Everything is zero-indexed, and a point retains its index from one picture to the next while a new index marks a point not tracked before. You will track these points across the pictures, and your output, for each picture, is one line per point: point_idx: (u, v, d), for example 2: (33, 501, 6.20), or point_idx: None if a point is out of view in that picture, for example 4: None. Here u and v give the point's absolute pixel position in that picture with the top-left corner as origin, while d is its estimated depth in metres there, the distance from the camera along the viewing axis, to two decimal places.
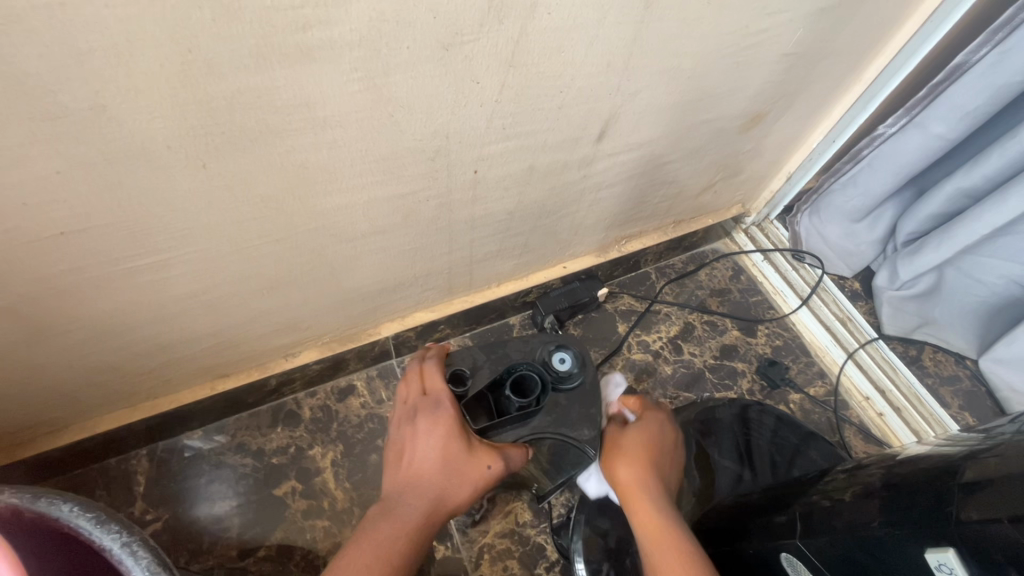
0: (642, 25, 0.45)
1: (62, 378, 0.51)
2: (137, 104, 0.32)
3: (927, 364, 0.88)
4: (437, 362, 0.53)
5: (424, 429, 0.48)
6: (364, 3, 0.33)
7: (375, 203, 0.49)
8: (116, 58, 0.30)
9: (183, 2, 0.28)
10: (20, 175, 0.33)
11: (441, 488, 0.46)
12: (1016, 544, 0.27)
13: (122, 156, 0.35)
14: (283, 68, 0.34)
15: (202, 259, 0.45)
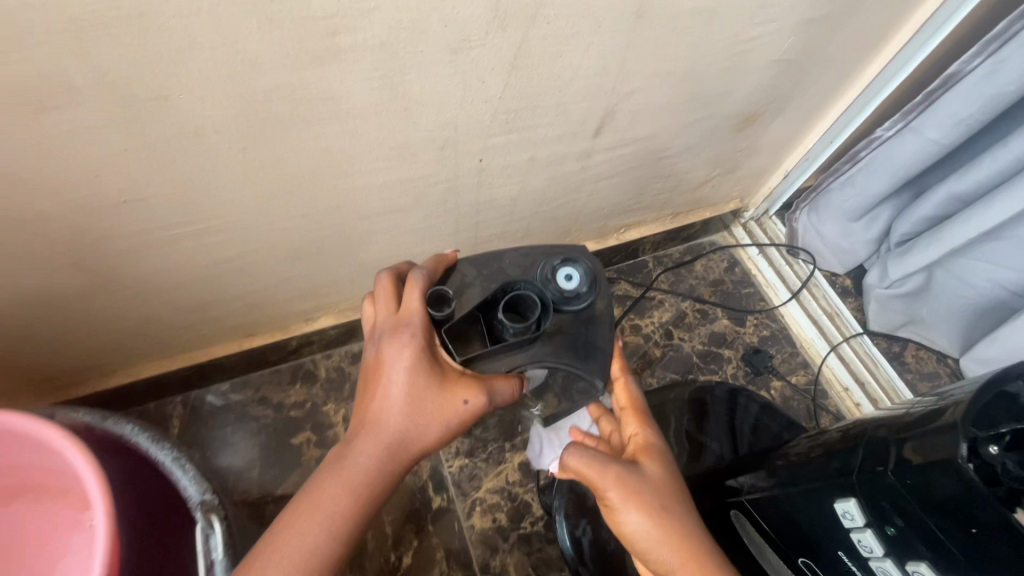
0: (636, 34, 0.50)
1: (115, 327, 0.59)
2: (193, 95, 0.38)
3: (909, 360, 0.92)
4: (419, 280, 0.45)
5: (392, 359, 0.43)
6: (385, 14, 0.38)
7: (389, 185, 0.55)
8: (179, 58, 0.36)
9: (236, 13, 0.34)
10: (96, 152, 0.40)
11: (406, 427, 0.42)
12: (895, 492, 0.33)
13: (178, 139, 0.41)
14: (314, 67, 0.40)
15: (239, 229, 0.52)
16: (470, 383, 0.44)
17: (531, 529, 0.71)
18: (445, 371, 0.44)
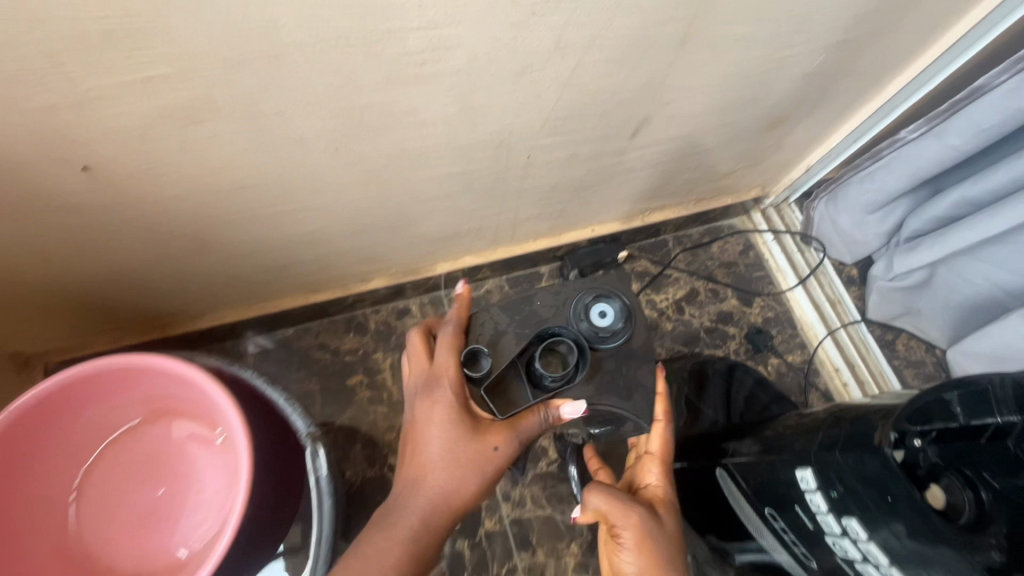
0: (679, 57, 0.56)
1: (211, 282, 0.70)
2: (304, 112, 0.46)
3: (899, 347, 1.00)
4: (449, 347, 0.55)
5: (429, 420, 0.53)
6: (466, 49, 0.45)
7: (449, 176, 0.63)
8: (300, 86, 0.43)
9: (348, 52, 0.42)
10: (225, 154, 0.48)
11: (446, 477, 0.52)
12: (838, 468, 0.45)
13: (288, 144, 0.49)
14: (403, 89, 0.47)
15: (321, 210, 0.61)
16: (497, 431, 0.53)
17: (546, 469, 0.84)
18: (474, 423, 0.53)
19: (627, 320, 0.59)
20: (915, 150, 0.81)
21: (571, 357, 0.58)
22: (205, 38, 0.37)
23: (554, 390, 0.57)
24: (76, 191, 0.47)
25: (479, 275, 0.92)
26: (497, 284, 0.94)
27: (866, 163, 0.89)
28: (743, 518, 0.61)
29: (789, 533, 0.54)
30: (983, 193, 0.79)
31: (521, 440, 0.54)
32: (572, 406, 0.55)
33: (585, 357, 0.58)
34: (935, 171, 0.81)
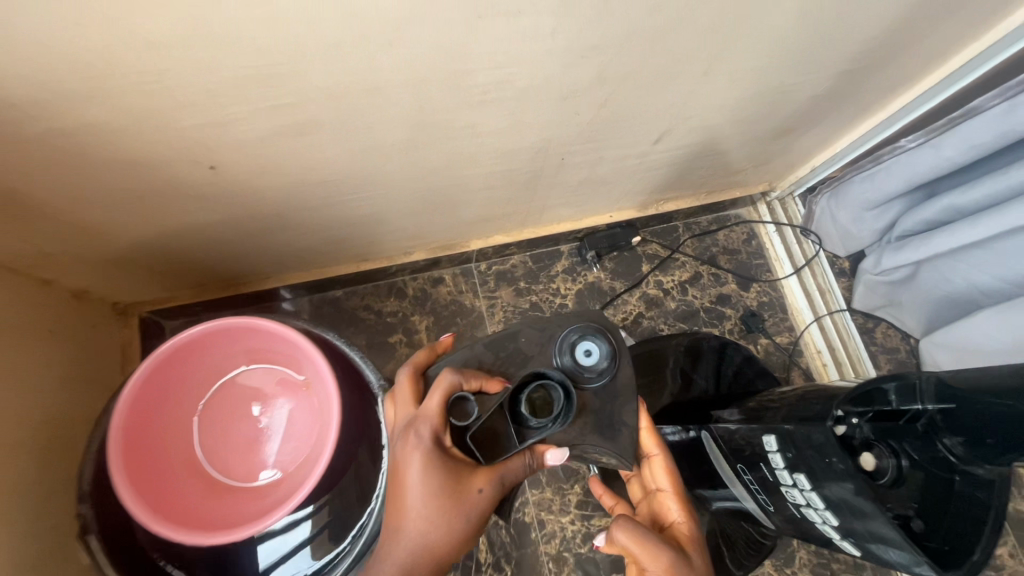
0: (699, 85, 0.65)
1: (284, 252, 0.81)
2: (388, 131, 0.57)
3: (878, 335, 1.11)
4: (435, 394, 0.54)
5: (409, 469, 0.52)
6: (523, 85, 0.55)
7: (493, 175, 0.74)
8: (388, 112, 0.53)
9: (432, 89, 0.52)
10: (320, 161, 0.59)
11: (427, 527, 0.51)
12: (795, 436, 0.57)
13: (369, 152, 0.60)
14: (468, 113, 0.57)
15: (385, 200, 0.72)
16: (481, 477, 0.53)
17: None
18: (458, 471, 0.52)
19: (613, 360, 0.60)
20: (912, 157, 0.88)
21: (558, 400, 0.57)
22: (327, 81, 0.47)
23: (540, 436, 0.56)
24: (200, 182, 0.57)
25: (507, 252, 1.04)
26: (521, 260, 1.06)
27: (868, 164, 0.97)
28: (719, 471, 0.75)
29: (754, 483, 0.68)
30: (966, 205, 0.86)
31: (503, 484, 0.55)
32: (556, 451, 0.57)
33: (570, 401, 0.57)
34: (928, 179, 0.89)
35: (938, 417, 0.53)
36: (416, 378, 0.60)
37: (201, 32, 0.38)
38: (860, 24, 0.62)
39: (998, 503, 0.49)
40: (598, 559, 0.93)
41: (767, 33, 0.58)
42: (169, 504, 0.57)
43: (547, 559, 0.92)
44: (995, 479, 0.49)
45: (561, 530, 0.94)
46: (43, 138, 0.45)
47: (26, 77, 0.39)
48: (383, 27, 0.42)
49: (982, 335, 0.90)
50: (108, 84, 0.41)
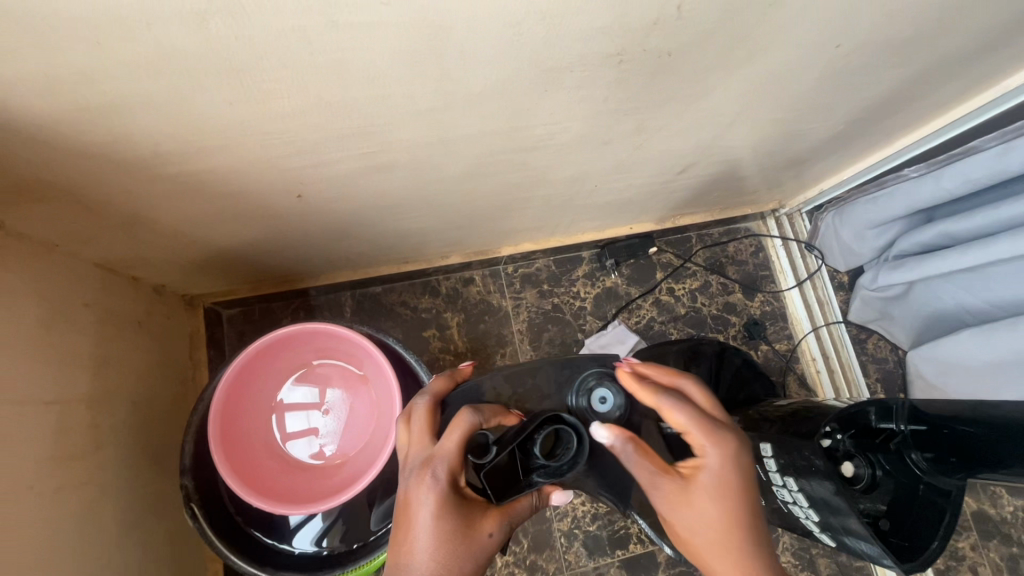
0: (724, 130, 0.73)
1: (340, 256, 0.90)
2: (452, 167, 0.65)
3: (869, 346, 1.21)
4: (457, 433, 0.55)
5: (422, 506, 0.52)
6: (572, 134, 0.63)
7: (533, 197, 0.82)
8: (456, 155, 0.62)
9: (496, 138, 0.60)
10: (390, 189, 0.68)
11: (435, 572, 0.50)
12: (788, 446, 0.68)
13: (432, 183, 0.68)
14: (522, 154, 0.66)
15: (436, 216, 0.81)
16: (492, 520, 0.54)
17: None
18: (470, 513, 0.53)
19: (626, 410, 0.64)
20: (913, 186, 0.94)
21: (570, 445, 0.56)
22: (412, 135, 0.55)
23: (545, 479, 0.56)
24: (287, 206, 0.66)
25: (533, 257, 1.13)
26: (545, 264, 1.15)
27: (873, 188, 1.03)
28: None
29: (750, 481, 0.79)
30: (957, 235, 0.92)
31: (508, 526, 0.56)
32: (559, 495, 0.63)
33: (583, 448, 0.56)
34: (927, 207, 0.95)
35: (909, 436, 0.63)
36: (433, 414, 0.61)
37: (327, 109, 0.47)
38: (871, 86, 0.70)
39: (953, 511, 0.58)
40: (604, 536, 1.05)
41: (788, 94, 0.66)
42: (263, 484, 0.67)
43: (559, 535, 1.03)
44: (953, 490, 0.59)
45: (573, 510, 1.05)
46: (175, 179, 0.54)
47: (181, 141, 0.48)
48: (469, 100, 0.51)
49: (966, 351, 0.96)
50: (242, 141, 0.50)
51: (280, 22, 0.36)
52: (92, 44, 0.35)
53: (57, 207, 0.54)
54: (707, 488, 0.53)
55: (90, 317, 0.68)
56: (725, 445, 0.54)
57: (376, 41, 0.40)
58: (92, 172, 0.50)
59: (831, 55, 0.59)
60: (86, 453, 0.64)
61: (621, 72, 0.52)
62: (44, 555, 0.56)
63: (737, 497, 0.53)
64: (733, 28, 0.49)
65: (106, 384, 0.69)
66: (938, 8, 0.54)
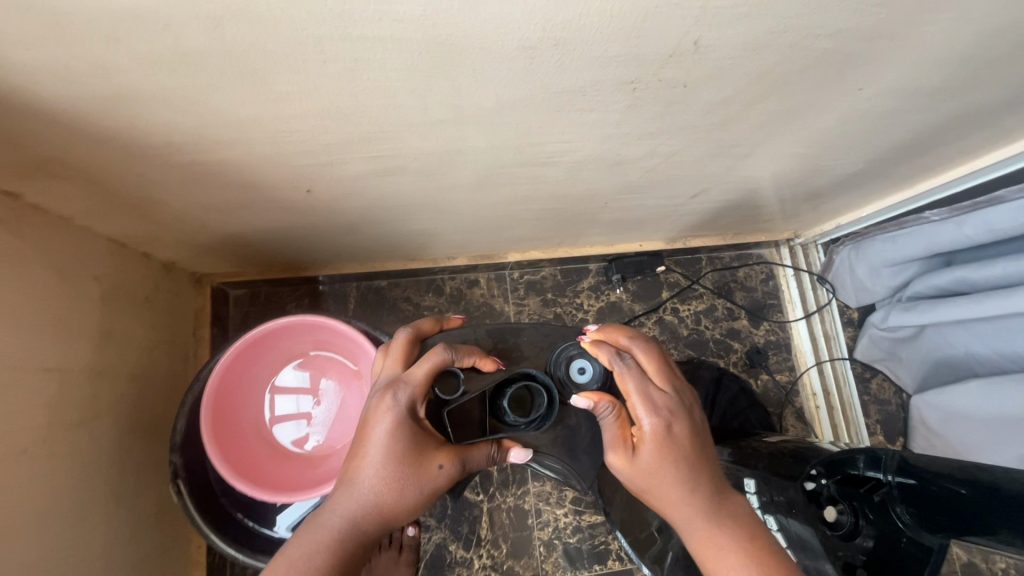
0: (740, 160, 0.73)
1: (350, 249, 0.92)
2: (463, 177, 0.66)
3: (872, 386, 1.19)
4: (425, 364, 0.57)
5: (379, 424, 0.54)
6: (584, 155, 0.63)
7: (543, 210, 0.83)
8: (468, 166, 0.63)
9: (507, 153, 0.61)
10: (404, 193, 0.69)
11: (382, 487, 0.52)
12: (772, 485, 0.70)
13: (443, 189, 0.69)
14: (534, 169, 0.66)
15: (445, 220, 0.82)
16: (444, 454, 0.56)
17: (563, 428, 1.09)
18: (425, 441, 0.56)
19: (604, 383, 0.64)
20: (933, 230, 0.92)
21: (540, 404, 0.62)
22: (425, 145, 0.56)
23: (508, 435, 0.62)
24: (300, 200, 0.67)
25: (540, 265, 1.14)
26: (551, 272, 1.15)
27: (892, 227, 1.01)
28: None
29: None
30: (976, 283, 0.90)
31: (459, 463, 0.58)
32: (519, 452, 0.65)
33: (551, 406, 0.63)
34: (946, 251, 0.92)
35: (895, 488, 0.61)
36: (409, 346, 0.62)
37: (339, 113, 0.48)
38: (895, 128, 0.68)
39: (933, 567, 0.59)
40: (583, 549, 1.05)
41: (808, 130, 0.65)
42: (246, 466, 0.69)
43: (539, 543, 1.04)
44: (935, 546, 0.59)
45: (555, 521, 1.05)
46: (192, 167, 0.55)
47: (200, 135, 0.49)
48: (482, 117, 0.51)
49: (971, 403, 0.94)
50: (255, 137, 0.50)
51: (296, 31, 0.36)
52: (111, 39, 0.35)
53: (73, 185, 0.56)
54: (649, 449, 0.53)
55: (99, 290, 0.70)
56: (659, 405, 0.54)
57: (390, 54, 0.40)
58: (108, 156, 0.51)
59: (854, 97, 0.58)
60: (82, 422, 0.66)
61: (636, 99, 0.51)
62: (31, 519, 0.58)
63: (678, 453, 0.53)
64: (753, 64, 0.48)
65: (108, 356, 0.71)
66: (965, 61, 0.53)
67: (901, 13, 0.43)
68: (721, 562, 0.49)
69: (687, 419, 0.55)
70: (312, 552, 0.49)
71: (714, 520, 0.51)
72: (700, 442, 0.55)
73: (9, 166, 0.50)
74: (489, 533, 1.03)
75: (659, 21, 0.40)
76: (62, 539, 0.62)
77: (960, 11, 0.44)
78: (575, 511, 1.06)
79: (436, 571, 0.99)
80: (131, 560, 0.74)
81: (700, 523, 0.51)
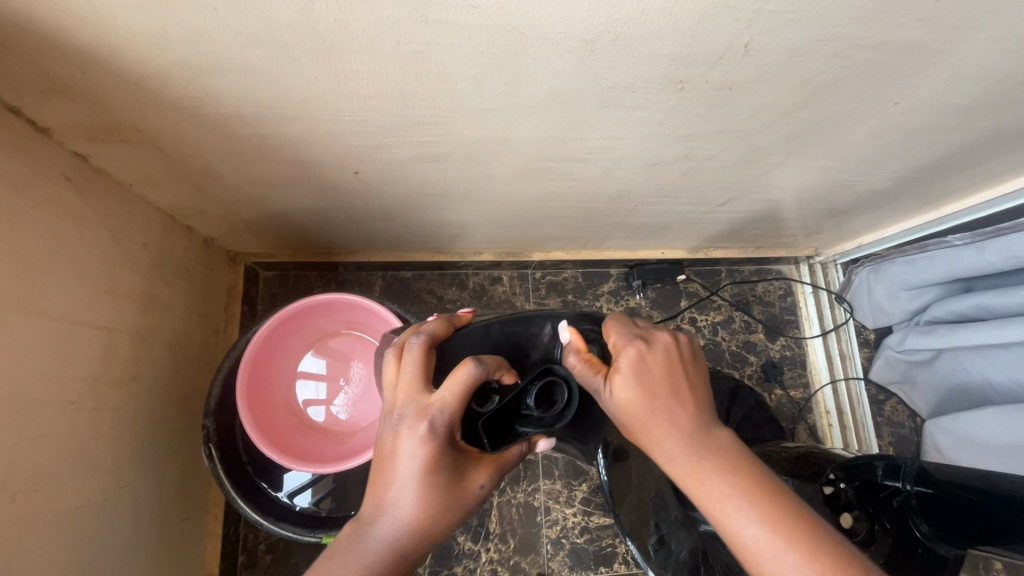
0: (771, 170, 0.75)
1: (382, 236, 0.94)
2: (504, 169, 0.69)
3: (886, 409, 1.19)
4: (453, 389, 0.51)
5: (412, 454, 0.50)
6: (621, 154, 0.66)
7: (573, 208, 0.85)
8: (511, 158, 0.65)
9: (550, 147, 0.63)
10: (444, 181, 0.72)
11: (421, 513, 0.50)
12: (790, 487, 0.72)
13: (483, 180, 0.72)
14: (573, 165, 0.68)
15: (478, 212, 0.85)
16: (482, 472, 0.54)
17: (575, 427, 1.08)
18: (462, 465, 0.52)
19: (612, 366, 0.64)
20: (955, 254, 0.93)
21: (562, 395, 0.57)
22: (474, 133, 0.59)
23: (536, 430, 0.56)
24: (345, 182, 0.70)
25: (562, 266, 1.16)
26: (573, 274, 1.17)
27: (913, 250, 1.02)
28: None
29: None
30: (995, 309, 0.90)
31: (495, 475, 0.56)
32: (545, 441, 0.62)
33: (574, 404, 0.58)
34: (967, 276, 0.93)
35: (913, 497, 0.63)
36: (426, 358, 0.55)
37: (400, 95, 0.50)
38: (925, 146, 0.70)
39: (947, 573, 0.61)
40: (590, 550, 1.05)
41: (841, 143, 0.67)
42: (278, 439, 0.71)
43: (546, 541, 1.04)
44: (949, 558, 0.60)
45: (563, 520, 1.06)
46: (252, 142, 0.58)
47: (264, 108, 0.52)
48: (533, 107, 0.54)
49: (985, 430, 0.93)
50: (317, 114, 0.53)
51: (377, 11, 0.39)
52: (209, 9, 0.38)
53: (140, 151, 0.59)
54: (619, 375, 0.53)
55: (147, 257, 0.73)
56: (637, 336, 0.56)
57: (457, 39, 0.43)
58: (180, 124, 0.54)
59: (889, 111, 0.60)
60: (122, 381, 0.68)
61: (681, 99, 0.54)
62: (70, 468, 0.60)
63: (647, 375, 0.53)
64: (797, 71, 0.50)
65: (149, 322, 0.74)
66: (999, 81, 0.55)
67: (943, 29, 0.45)
68: (705, 487, 0.48)
69: (668, 344, 0.56)
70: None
71: (695, 447, 0.50)
72: (676, 371, 0.54)
73: (89, 129, 0.54)
74: (498, 528, 1.04)
75: (714, 23, 0.43)
76: (95, 492, 0.64)
77: (999, 30, 0.46)
78: (585, 512, 1.07)
79: (444, 560, 1.00)
80: (153, 521, 0.76)
81: (677, 451, 0.50)
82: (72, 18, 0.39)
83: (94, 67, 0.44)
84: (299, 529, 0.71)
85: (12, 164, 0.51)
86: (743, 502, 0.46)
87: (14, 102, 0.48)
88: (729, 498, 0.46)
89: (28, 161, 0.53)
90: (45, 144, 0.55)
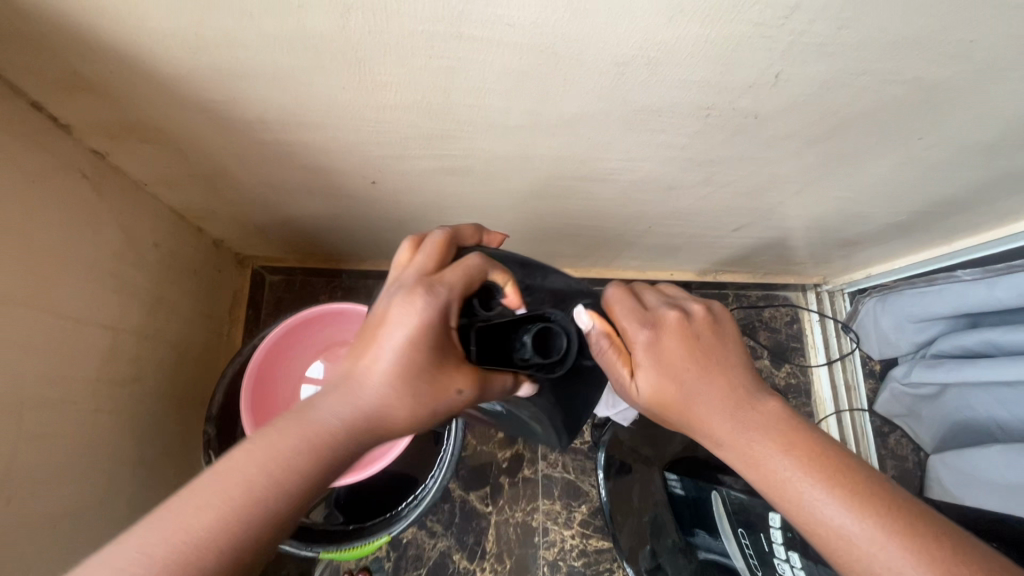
0: (788, 199, 0.74)
1: (393, 245, 0.94)
2: (521, 186, 0.69)
3: (890, 441, 1.18)
4: (457, 273, 0.47)
5: (397, 319, 0.43)
6: (640, 177, 0.66)
7: (587, 227, 0.85)
8: (530, 176, 0.66)
9: (569, 168, 0.63)
10: (460, 195, 0.71)
11: (388, 394, 0.43)
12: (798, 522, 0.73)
13: (499, 194, 0.71)
14: (591, 185, 0.68)
15: (491, 226, 0.84)
16: (465, 377, 0.46)
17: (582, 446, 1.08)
18: (447, 359, 0.45)
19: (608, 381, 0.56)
20: (965, 288, 0.92)
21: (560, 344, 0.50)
22: (495, 149, 0.58)
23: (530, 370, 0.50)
24: (362, 192, 0.70)
25: None
26: None
27: (920, 282, 1.01)
28: (717, 524, 0.84)
29: (749, 550, 0.79)
30: (1004, 346, 0.89)
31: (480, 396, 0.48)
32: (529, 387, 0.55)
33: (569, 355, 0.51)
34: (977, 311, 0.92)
35: None
36: (440, 245, 0.50)
37: (426, 108, 0.50)
38: (942, 183, 0.70)
39: None
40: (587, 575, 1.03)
41: (858, 176, 0.67)
42: None
43: (543, 564, 1.02)
44: None
45: (561, 542, 1.04)
46: (272, 146, 0.58)
47: (287, 114, 0.51)
48: (555, 127, 0.54)
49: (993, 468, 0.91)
50: (338, 123, 0.53)
51: (412, 25, 0.39)
52: (245, 15, 0.38)
53: (161, 151, 0.58)
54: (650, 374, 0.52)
55: (156, 256, 0.72)
56: (633, 326, 0.54)
57: (490, 57, 0.43)
58: (202, 127, 0.54)
59: (912, 146, 0.60)
60: (123, 382, 0.67)
61: (705, 126, 0.54)
62: (67, 470, 0.58)
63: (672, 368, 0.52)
64: (824, 103, 0.50)
65: (156, 321, 0.73)
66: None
67: (975, 67, 0.45)
68: (773, 468, 0.47)
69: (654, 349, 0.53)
70: (292, 458, 0.40)
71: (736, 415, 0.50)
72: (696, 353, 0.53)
73: (109, 128, 0.53)
74: (494, 547, 1.01)
75: (746, 52, 0.43)
76: (89, 495, 0.62)
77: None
78: (584, 537, 1.05)
79: None
80: None
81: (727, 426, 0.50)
82: (108, 19, 0.39)
83: (122, 65, 0.44)
84: (296, 543, 0.76)
85: (30, 158, 0.50)
86: (827, 492, 0.44)
87: (37, 98, 0.48)
88: (801, 472, 0.46)
89: (46, 155, 0.52)
90: (65, 141, 0.54)
